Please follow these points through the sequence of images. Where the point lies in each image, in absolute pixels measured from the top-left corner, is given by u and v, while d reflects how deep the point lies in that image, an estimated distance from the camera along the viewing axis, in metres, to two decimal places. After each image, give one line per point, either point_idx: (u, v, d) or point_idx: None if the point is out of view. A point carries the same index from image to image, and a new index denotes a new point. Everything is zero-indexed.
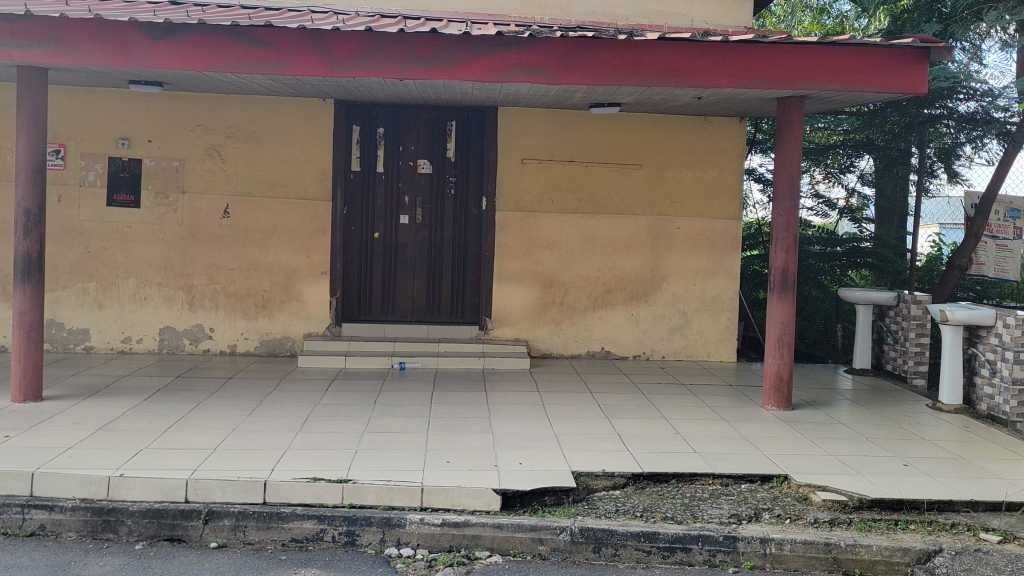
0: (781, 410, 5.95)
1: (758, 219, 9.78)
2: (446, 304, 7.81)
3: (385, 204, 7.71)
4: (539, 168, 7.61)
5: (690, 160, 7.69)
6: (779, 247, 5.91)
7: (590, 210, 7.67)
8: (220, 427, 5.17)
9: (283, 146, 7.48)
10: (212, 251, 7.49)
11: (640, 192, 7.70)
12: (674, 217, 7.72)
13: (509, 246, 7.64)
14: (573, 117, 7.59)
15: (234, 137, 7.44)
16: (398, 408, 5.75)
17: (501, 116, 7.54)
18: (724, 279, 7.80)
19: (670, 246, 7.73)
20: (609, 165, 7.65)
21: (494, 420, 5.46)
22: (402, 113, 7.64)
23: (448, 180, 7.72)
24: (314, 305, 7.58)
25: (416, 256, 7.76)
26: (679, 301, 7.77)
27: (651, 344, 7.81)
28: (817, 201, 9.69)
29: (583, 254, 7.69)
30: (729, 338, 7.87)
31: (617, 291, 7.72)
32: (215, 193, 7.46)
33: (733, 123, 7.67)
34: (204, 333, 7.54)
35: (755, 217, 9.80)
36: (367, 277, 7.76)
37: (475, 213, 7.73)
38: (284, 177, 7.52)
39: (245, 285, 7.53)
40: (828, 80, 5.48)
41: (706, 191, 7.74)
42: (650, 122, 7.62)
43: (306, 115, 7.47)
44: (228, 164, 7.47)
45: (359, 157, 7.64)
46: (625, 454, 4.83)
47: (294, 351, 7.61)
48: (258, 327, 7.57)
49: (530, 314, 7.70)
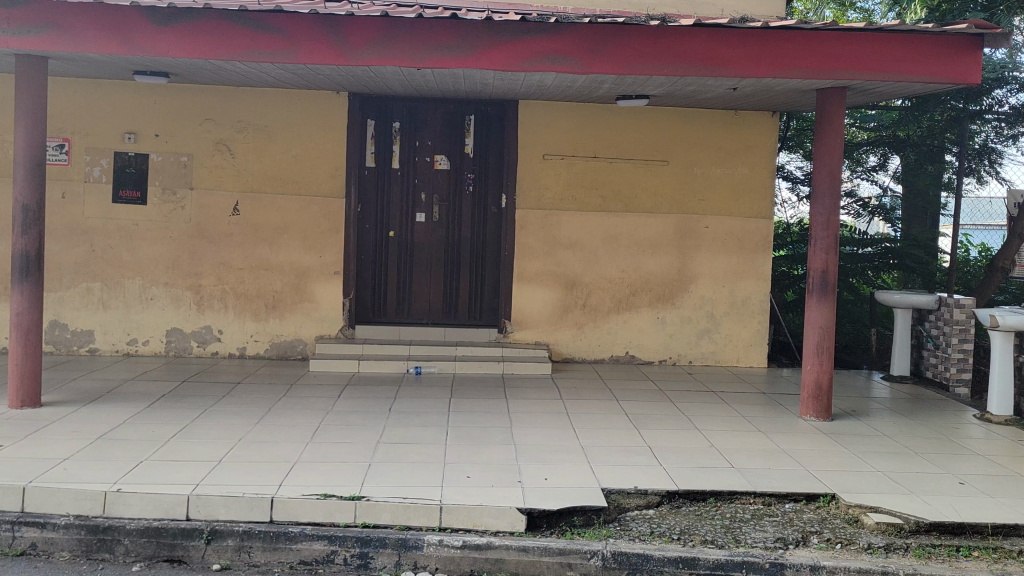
0: (820, 421, 5.60)
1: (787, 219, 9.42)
2: (464, 306, 7.49)
3: (401, 202, 7.41)
4: (560, 163, 7.30)
5: (719, 156, 7.35)
6: (819, 248, 5.56)
7: (614, 208, 7.34)
8: (225, 437, 4.88)
9: (295, 141, 7.20)
10: (221, 250, 7.21)
11: (667, 189, 7.36)
12: (702, 216, 7.38)
13: (530, 245, 7.32)
14: (597, 111, 7.26)
15: (245, 131, 7.16)
16: (414, 417, 5.44)
17: (522, 109, 7.23)
18: (755, 281, 7.45)
19: (699, 246, 7.38)
20: (635, 161, 7.32)
21: (517, 431, 5.14)
22: (419, 106, 7.34)
23: (466, 176, 7.41)
24: (327, 307, 7.28)
25: (432, 256, 7.45)
26: (708, 303, 7.42)
27: (677, 348, 7.46)
28: (850, 200, 9.17)
29: (607, 255, 7.35)
30: (760, 343, 7.52)
31: (642, 293, 7.38)
32: (224, 190, 7.19)
33: (765, 116, 7.32)
34: (213, 335, 7.25)
35: (783, 216, 9.44)
36: (381, 278, 7.46)
37: (494, 211, 7.43)
38: (296, 173, 7.23)
39: (255, 285, 7.25)
40: (871, 70, 5.12)
41: (736, 188, 7.39)
42: (678, 116, 7.29)
43: (319, 108, 7.18)
44: (237, 159, 7.19)
45: (374, 152, 7.35)
46: (657, 469, 4.49)
47: (306, 354, 7.32)
48: (268, 329, 7.28)
49: (551, 317, 7.38)
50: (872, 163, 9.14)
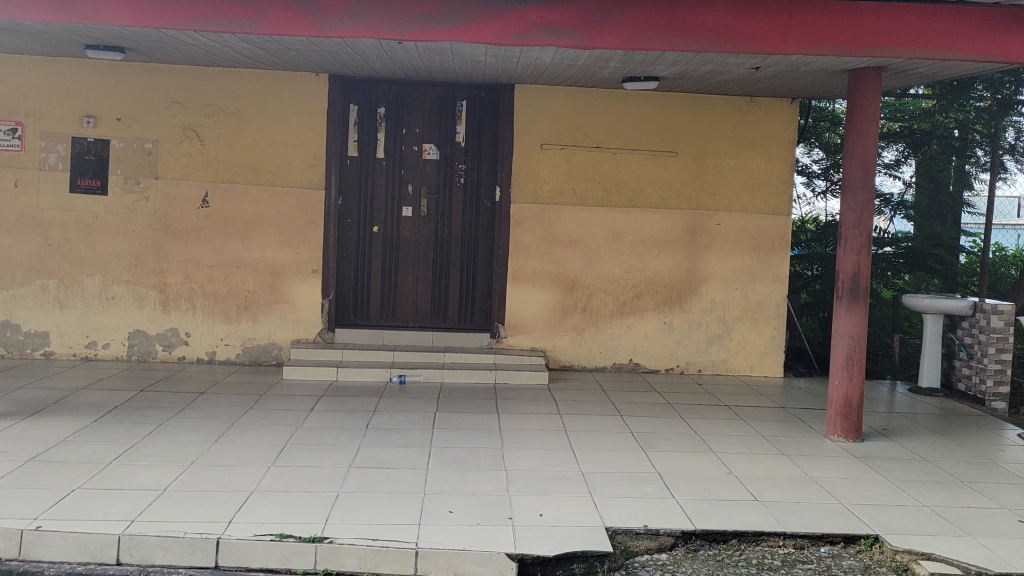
0: (849, 442, 4.98)
1: (803, 217, 8.79)
2: (454, 308, 6.88)
3: (386, 194, 6.81)
4: (560, 155, 6.70)
5: (732, 147, 6.75)
6: (849, 248, 4.96)
7: (618, 203, 6.74)
8: (175, 460, 4.28)
9: (271, 127, 6.60)
10: (189, 245, 6.60)
11: (676, 182, 6.76)
12: (713, 212, 6.78)
13: (526, 243, 6.72)
14: (599, 97, 6.66)
15: (215, 115, 6.56)
16: (394, 435, 4.83)
17: (518, 95, 6.63)
18: (771, 284, 6.84)
19: (710, 244, 6.78)
20: (642, 153, 6.72)
21: (508, 454, 4.54)
22: (406, 90, 6.73)
23: (457, 168, 6.81)
24: (304, 308, 6.68)
25: (420, 254, 6.85)
26: (719, 307, 6.82)
27: (685, 355, 6.86)
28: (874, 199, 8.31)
29: (610, 253, 6.75)
30: (776, 351, 6.91)
31: (648, 295, 6.79)
32: (192, 180, 6.58)
33: (783, 103, 6.73)
34: (179, 338, 6.65)
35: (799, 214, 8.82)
36: (364, 277, 6.85)
37: (488, 205, 6.83)
38: (271, 162, 6.62)
39: (225, 284, 6.64)
40: (913, 47, 4.52)
41: (751, 182, 6.79)
42: (688, 103, 6.69)
43: (296, 91, 6.58)
44: (207, 146, 6.58)
45: (356, 140, 6.74)
46: (668, 502, 3.88)
47: (281, 360, 6.72)
48: (240, 332, 6.68)
49: (548, 320, 6.78)
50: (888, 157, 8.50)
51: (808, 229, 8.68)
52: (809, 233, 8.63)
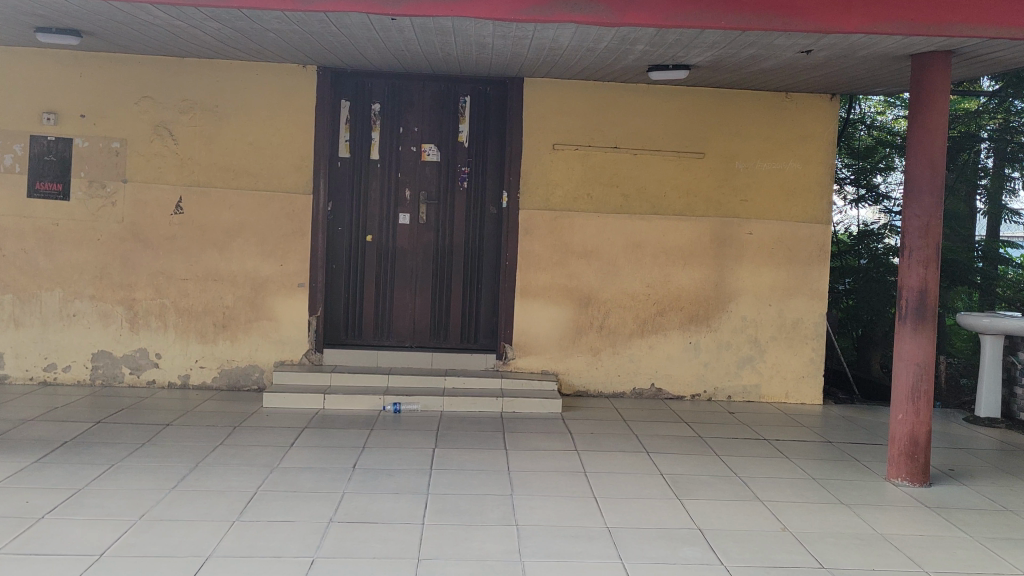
0: (916, 487, 4.28)
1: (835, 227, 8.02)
2: (455, 327, 6.19)
3: (381, 200, 6.14)
4: (574, 156, 6.02)
5: (765, 148, 6.08)
6: (913, 260, 4.28)
7: (638, 210, 6.06)
8: (122, 513, 3.58)
9: (252, 125, 5.93)
10: (161, 256, 5.92)
11: (703, 186, 6.07)
12: (744, 220, 6.09)
13: (537, 254, 6.03)
14: (618, 93, 6.00)
15: (190, 111, 5.89)
16: (384, 480, 4.13)
17: (528, 90, 5.96)
18: (809, 299, 6.14)
19: (741, 255, 6.09)
20: (665, 154, 6.04)
21: (520, 504, 3.84)
22: (403, 85, 6.08)
23: (460, 171, 6.14)
24: (289, 327, 6.00)
25: (418, 267, 6.17)
26: (751, 326, 6.12)
27: (713, 380, 6.16)
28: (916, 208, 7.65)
29: (629, 265, 6.07)
30: (815, 375, 6.19)
31: (672, 312, 6.09)
32: (164, 183, 5.90)
33: (822, 99, 6.05)
34: (149, 359, 5.95)
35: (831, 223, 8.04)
36: (357, 292, 6.17)
37: (493, 212, 6.16)
38: (253, 164, 5.95)
39: (201, 299, 5.95)
40: (996, 23, 3.81)
41: (787, 186, 6.10)
42: (717, 99, 6.02)
43: (282, 85, 5.92)
44: (181, 145, 5.90)
45: (348, 140, 6.09)
46: (713, 570, 3.18)
47: (262, 384, 6.02)
48: (216, 352, 5.98)
49: (561, 340, 6.08)
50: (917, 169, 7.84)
51: (840, 241, 7.94)
52: (842, 244, 7.89)
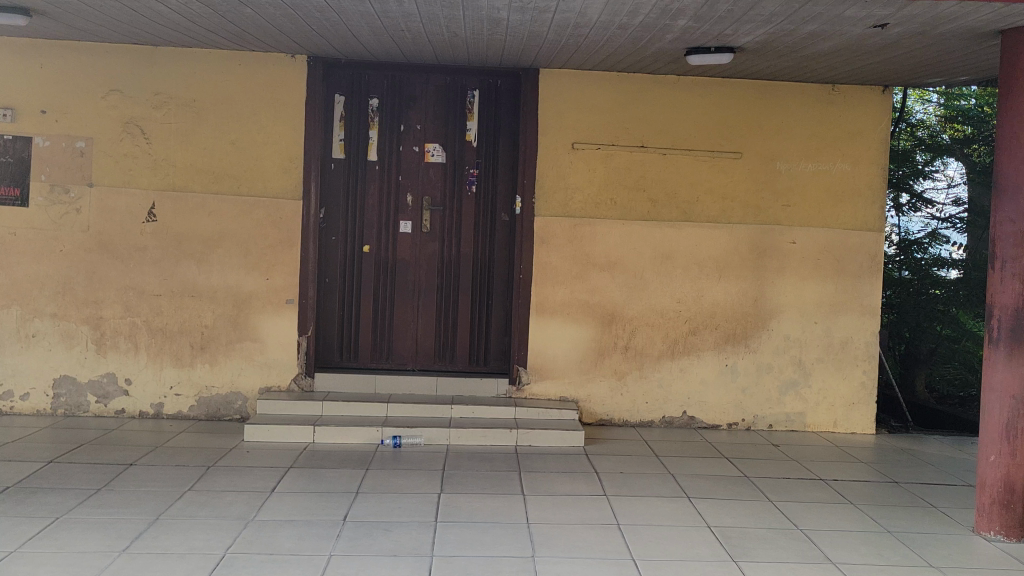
0: (1014, 544, 3.59)
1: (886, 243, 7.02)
2: (463, 347, 5.55)
3: (380, 206, 5.51)
4: (595, 156, 5.36)
5: (810, 146, 5.42)
6: (1006, 273, 3.61)
7: (668, 216, 5.40)
8: None
9: (234, 122, 5.29)
10: (131, 269, 5.27)
11: (741, 190, 5.41)
12: (786, 228, 5.42)
13: (554, 265, 5.37)
14: (644, 86, 5.35)
15: (165, 107, 5.25)
16: (379, 537, 3.44)
17: (544, 82, 5.32)
18: (859, 316, 5.46)
19: (782, 267, 5.43)
20: (698, 154, 5.38)
21: (544, 569, 3.15)
22: (404, 77, 5.47)
23: (468, 173, 5.52)
24: (275, 348, 5.34)
25: (422, 280, 5.53)
26: (794, 346, 5.45)
27: (752, 407, 5.48)
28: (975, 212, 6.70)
29: (657, 279, 5.41)
30: (866, 401, 5.51)
31: (705, 331, 5.43)
32: (135, 188, 5.25)
33: (873, 92, 5.41)
34: (118, 386, 5.29)
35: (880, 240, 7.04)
36: (353, 308, 5.53)
37: (505, 220, 5.52)
38: (235, 165, 5.30)
39: (177, 318, 5.30)
40: None
41: (834, 190, 5.43)
42: (755, 93, 5.38)
43: (266, 77, 5.28)
44: (153, 145, 5.26)
45: (343, 139, 5.47)
46: None
47: (245, 413, 5.35)
48: (194, 378, 5.32)
49: (581, 363, 5.41)
50: (955, 174, 6.83)
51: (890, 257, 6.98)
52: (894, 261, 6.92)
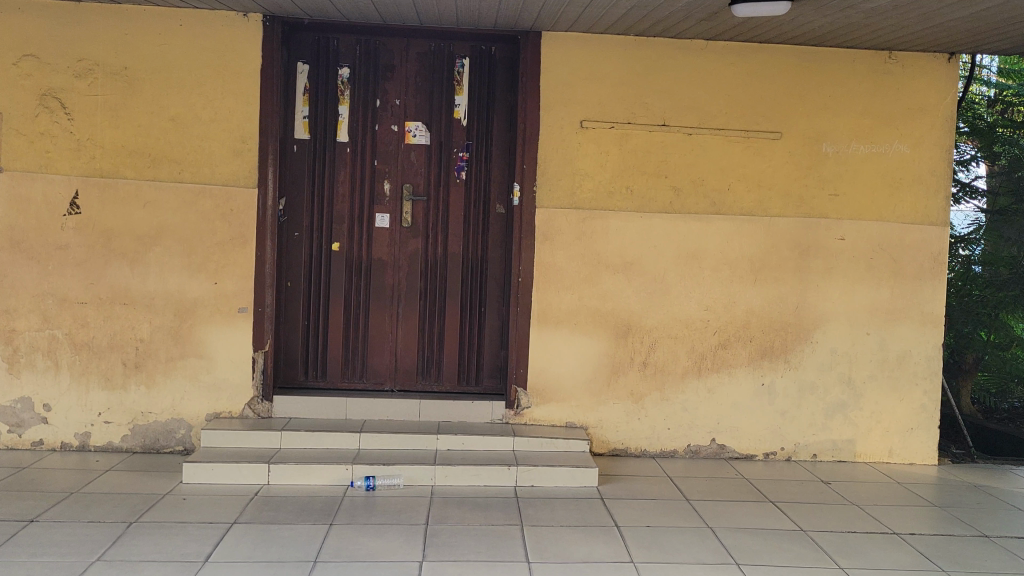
0: None
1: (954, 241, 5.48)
2: (450, 364, 4.69)
3: (351, 196, 4.63)
4: (608, 137, 4.49)
5: (862, 124, 4.57)
6: None
7: (694, 208, 4.54)
8: None
9: (174, 93, 4.38)
10: (50, 273, 4.37)
11: (781, 176, 4.56)
12: (833, 222, 4.58)
13: (559, 267, 4.51)
14: (665, 54, 4.49)
15: (90, 76, 4.35)
16: None
17: (548, 47, 4.44)
18: (919, 327, 4.63)
19: (829, 268, 4.59)
20: (730, 134, 4.52)
21: None
22: (381, 43, 4.59)
23: (456, 157, 4.64)
24: (226, 366, 4.45)
25: (401, 284, 4.66)
26: (843, 361, 4.62)
27: (793, 433, 4.64)
28: None
29: (681, 282, 4.56)
30: (927, 426, 4.67)
31: (738, 345, 4.58)
32: (54, 173, 4.34)
33: (936, 61, 4.57)
34: (35, 413, 4.39)
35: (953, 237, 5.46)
36: (319, 317, 4.65)
37: (501, 212, 4.66)
38: (175, 146, 4.40)
39: (107, 331, 4.41)
40: None
41: (890, 176, 4.60)
42: (797, 62, 4.53)
43: (214, 40, 4.38)
44: (76, 120, 4.35)
45: (307, 117, 4.59)
46: None
47: (190, 445, 4.47)
48: (127, 402, 4.43)
49: (591, 382, 4.55)
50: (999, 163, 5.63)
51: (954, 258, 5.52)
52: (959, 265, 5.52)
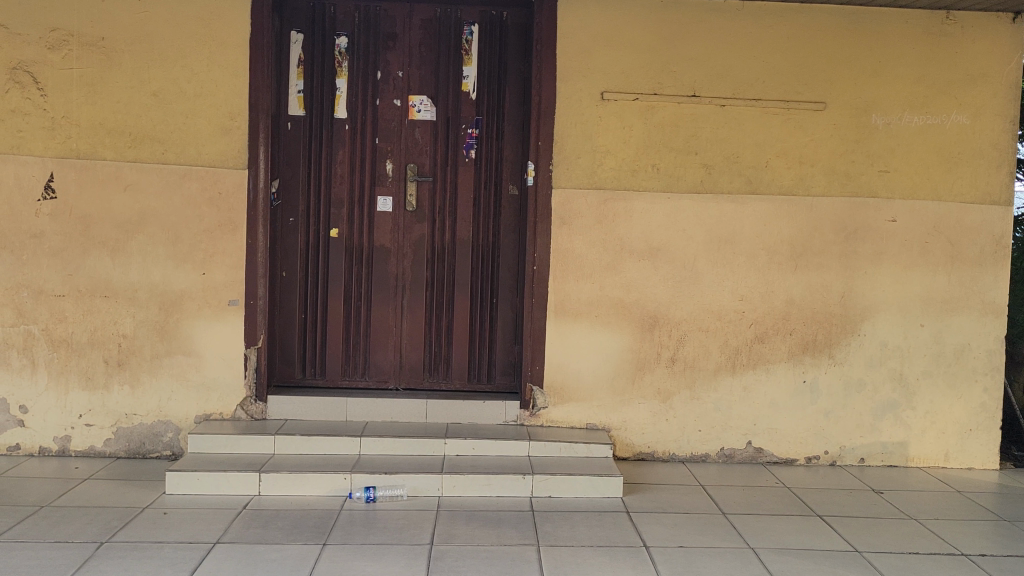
0: None
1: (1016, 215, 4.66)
2: (460, 360, 4.30)
3: (351, 177, 4.24)
4: (632, 110, 4.06)
5: (915, 93, 4.11)
6: None
7: (727, 186, 4.11)
8: None
9: (155, 66, 4.00)
10: (24, 263, 4.01)
11: (825, 152, 4.11)
12: (883, 201, 4.13)
13: (579, 253, 4.10)
14: (695, 17, 4.05)
15: (64, 48, 3.98)
16: None
17: (566, 11, 4.01)
18: (978, 317, 4.18)
19: (878, 254, 4.14)
20: (768, 105, 4.07)
21: None
22: (382, 8, 4.19)
23: (465, 133, 4.23)
24: (216, 364, 4.09)
25: (405, 273, 4.27)
26: (893, 356, 4.18)
27: (837, 435, 4.21)
28: None
29: (714, 270, 4.13)
30: (986, 427, 4.23)
31: (777, 338, 4.16)
32: (27, 155, 3.99)
33: (998, 22, 4.10)
34: (11, 415, 4.05)
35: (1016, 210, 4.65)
36: (317, 310, 4.27)
37: (514, 193, 4.25)
38: (157, 124, 4.02)
39: (87, 326, 4.05)
40: None
41: (946, 150, 4.13)
42: (843, 24, 4.07)
43: (199, 7, 3.99)
44: (50, 97, 3.98)
45: (302, 91, 4.19)
46: None
47: (177, 449, 4.11)
48: (109, 404, 4.08)
49: (615, 381, 4.15)
50: None
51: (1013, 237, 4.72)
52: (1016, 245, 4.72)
